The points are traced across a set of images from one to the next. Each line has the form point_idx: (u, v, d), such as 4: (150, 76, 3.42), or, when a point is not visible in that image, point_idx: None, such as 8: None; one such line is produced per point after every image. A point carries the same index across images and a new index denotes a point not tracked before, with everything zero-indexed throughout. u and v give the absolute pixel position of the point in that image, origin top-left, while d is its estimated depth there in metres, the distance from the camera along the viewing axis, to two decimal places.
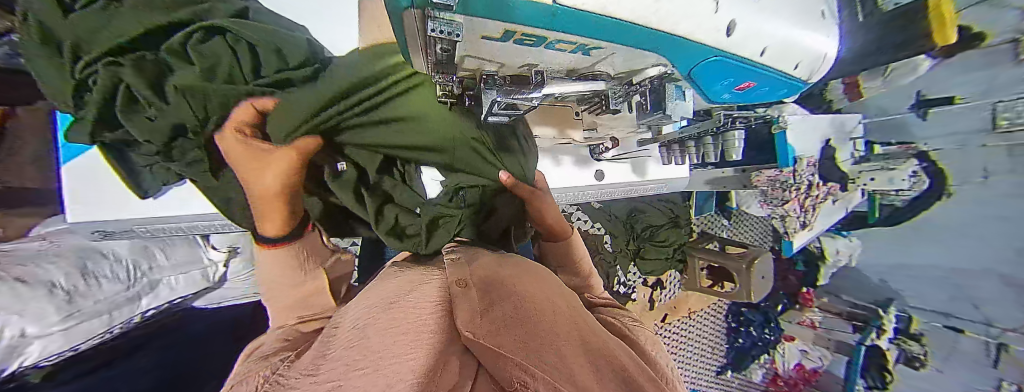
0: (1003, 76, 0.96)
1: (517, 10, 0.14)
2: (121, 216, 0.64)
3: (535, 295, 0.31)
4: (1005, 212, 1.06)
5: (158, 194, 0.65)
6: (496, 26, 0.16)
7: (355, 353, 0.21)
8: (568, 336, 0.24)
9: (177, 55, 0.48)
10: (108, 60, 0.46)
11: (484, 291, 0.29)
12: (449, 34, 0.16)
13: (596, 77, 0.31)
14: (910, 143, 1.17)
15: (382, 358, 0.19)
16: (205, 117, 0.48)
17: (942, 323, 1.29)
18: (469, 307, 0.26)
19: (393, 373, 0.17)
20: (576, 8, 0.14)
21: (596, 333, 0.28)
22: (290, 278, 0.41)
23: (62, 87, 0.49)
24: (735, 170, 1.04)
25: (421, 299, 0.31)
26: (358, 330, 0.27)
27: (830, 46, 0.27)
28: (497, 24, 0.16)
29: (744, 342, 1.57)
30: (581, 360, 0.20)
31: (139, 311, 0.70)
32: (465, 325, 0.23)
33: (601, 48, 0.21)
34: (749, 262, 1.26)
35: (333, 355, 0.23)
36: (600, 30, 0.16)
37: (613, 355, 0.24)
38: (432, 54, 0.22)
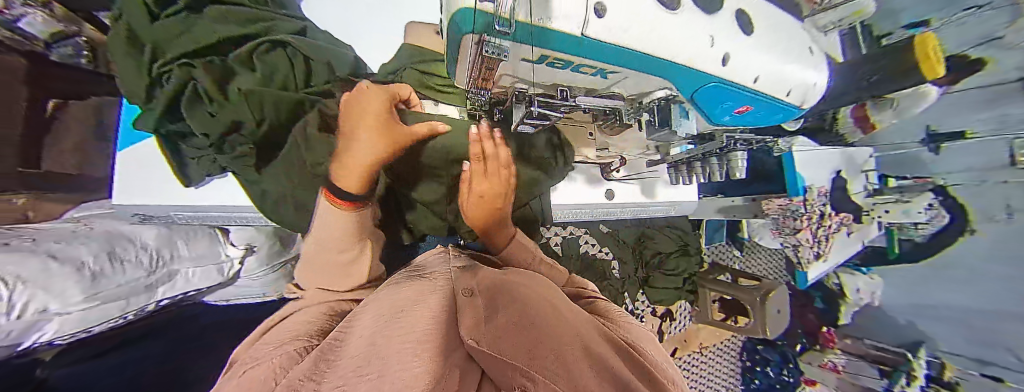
0: None
1: (553, 38, 0.19)
2: (160, 203, 0.68)
3: (538, 301, 0.32)
4: (1013, 251, 1.08)
5: (200, 184, 0.67)
6: (530, 51, 0.21)
7: (360, 362, 0.23)
8: (568, 339, 0.24)
9: (243, 62, 0.55)
10: (184, 62, 0.52)
11: (489, 299, 0.31)
12: (498, 56, 0.20)
13: (612, 96, 0.34)
14: (926, 177, 1.19)
15: (389, 362, 0.21)
16: (261, 116, 0.53)
17: (978, 370, 1.20)
18: (474, 316, 0.27)
19: (399, 378, 0.18)
20: (580, 36, 0.19)
21: (595, 337, 0.28)
22: (343, 244, 0.44)
23: (129, 82, 0.53)
24: (745, 199, 1.05)
25: (433, 305, 0.33)
26: (371, 336, 0.28)
27: (818, 75, 0.30)
28: (532, 50, 0.21)
29: (760, 384, 1.43)
30: (581, 360, 0.21)
31: (153, 299, 0.68)
32: (469, 334, 0.24)
33: (617, 72, 0.24)
34: (763, 295, 1.21)
35: (343, 360, 0.25)
36: (606, 55, 0.21)
37: (612, 359, 0.24)
38: (474, 72, 0.25)
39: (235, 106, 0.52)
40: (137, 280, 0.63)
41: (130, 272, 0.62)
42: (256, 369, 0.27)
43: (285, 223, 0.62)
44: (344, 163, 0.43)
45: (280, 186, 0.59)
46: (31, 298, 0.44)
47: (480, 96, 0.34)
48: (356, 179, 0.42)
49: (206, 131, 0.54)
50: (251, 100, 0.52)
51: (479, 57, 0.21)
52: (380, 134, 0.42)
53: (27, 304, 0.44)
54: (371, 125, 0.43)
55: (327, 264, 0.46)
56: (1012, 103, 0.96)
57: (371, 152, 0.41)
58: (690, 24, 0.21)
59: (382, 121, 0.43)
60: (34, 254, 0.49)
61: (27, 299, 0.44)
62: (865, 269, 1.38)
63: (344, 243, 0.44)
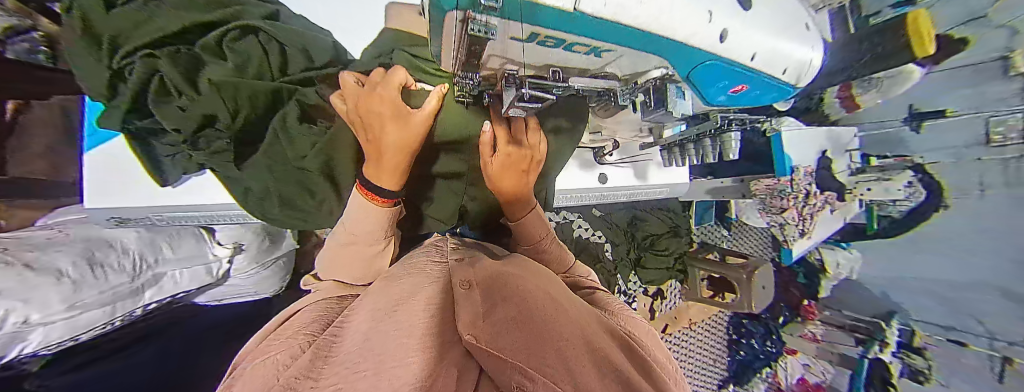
0: (993, 90, 1.03)
1: (538, 15, 0.16)
2: (141, 204, 0.65)
3: (537, 294, 0.32)
4: (984, 223, 1.13)
5: (177, 183, 0.65)
6: (522, 28, 0.18)
7: (356, 358, 0.23)
8: (567, 333, 0.25)
9: (210, 50, 0.51)
10: (147, 52, 0.47)
11: (487, 292, 0.31)
12: (484, 34, 0.17)
13: (606, 77, 0.33)
14: (906, 155, 1.21)
15: (385, 360, 0.21)
16: (236, 108, 0.49)
17: (944, 335, 1.29)
18: (472, 311, 0.27)
19: (397, 377, 0.18)
20: (585, 11, 0.15)
21: (594, 331, 0.28)
22: (371, 240, 0.45)
23: (94, 80, 0.49)
24: (735, 180, 1.11)
25: (431, 300, 0.33)
26: (365, 332, 0.28)
27: (816, 52, 0.30)
28: (523, 26, 0.18)
29: (746, 355, 1.55)
30: (581, 356, 0.21)
31: (140, 303, 0.68)
32: (467, 330, 0.24)
33: (612, 50, 0.23)
34: (750, 272, 1.26)
35: (337, 358, 0.25)
36: (612, 34, 0.18)
37: (612, 355, 0.24)
38: (459, 54, 0.23)
39: (207, 99, 0.48)
40: (121, 286, 0.62)
41: (112, 278, 0.60)
42: (249, 372, 0.27)
43: (270, 219, 0.61)
44: (375, 161, 0.41)
45: (265, 182, 0.57)
46: (9, 311, 0.43)
47: (468, 80, 0.32)
48: (390, 172, 0.41)
49: (178, 127, 0.50)
50: (224, 92, 0.47)
51: (465, 35, 0.19)
52: (405, 125, 0.40)
53: (6, 317, 0.43)
54: (391, 116, 0.39)
55: (353, 257, 0.46)
56: (990, 82, 1.03)
57: (402, 142, 0.40)
58: None
59: (403, 111, 0.39)
60: (7, 264, 0.47)
61: (6, 313, 0.43)
62: (845, 244, 1.46)
63: (374, 238, 0.45)
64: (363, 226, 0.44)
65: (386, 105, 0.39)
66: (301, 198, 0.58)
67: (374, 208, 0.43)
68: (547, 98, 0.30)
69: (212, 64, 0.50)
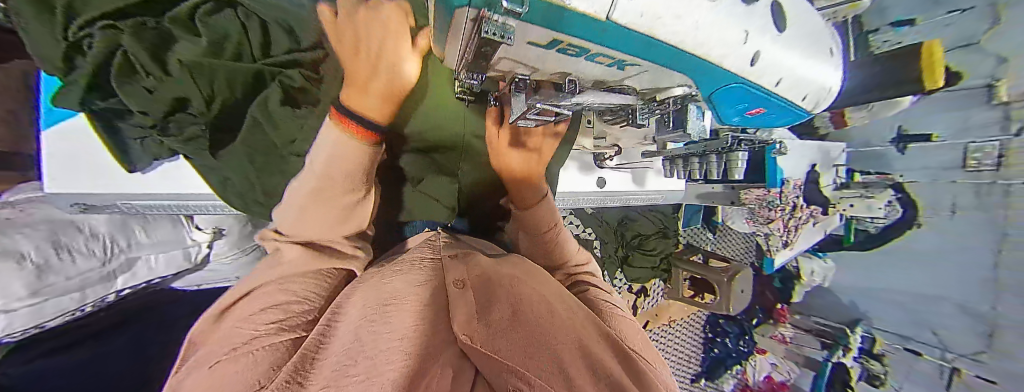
0: (977, 115, 1.07)
1: (569, 24, 0.14)
2: (104, 192, 0.56)
3: (531, 294, 0.32)
4: (959, 241, 1.18)
5: (148, 168, 0.56)
6: (545, 34, 0.16)
7: (347, 357, 0.22)
8: (561, 340, 0.25)
9: (181, 24, 0.43)
10: (108, 23, 0.41)
11: (482, 291, 0.30)
12: (500, 37, 0.15)
13: (622, 90, 0.31)
14: (889, 173, 1.24)
15: (378, 363, 0.20)
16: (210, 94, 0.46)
17: (902, 344, 1.37)
18: (468, 309, 0.27)
19: (391, 385, 0.17)
20: (625, 26, 0.13)
21: (586, 334, 0.29)
22: (349, 185, 0.38)
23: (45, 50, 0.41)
24: (724, 187, 1.07)
25: (423, 297, 0.32)
26: (354, 331, 0.26)
27: (836, 80, 0.29)
28: (547, 33, 0.16)
29: (719, 352, 1.60)
30: (574, 367, 0.21)
31: (114, 289, 0.66)
32: (463, 330, 0.23)
33: (636, 64, 0.21)
34: (730, 275, 1.29)
35: (325, 358, 0.24)
36: (643, 49, 0.17)
37: (603, 361, 0.24)
38: (469, 54, 0.21)
39: (178, 82, 0.45)
40: (90, 272, 0.61)
41: (80, 264, 0.59)
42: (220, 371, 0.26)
43: (251, 211, 0.58)
44: (356, 78, 0.34)
45: (244, 173, 0.54)
46: None
47: (474, 79, 0.30)
48: (380, 98, 0.34)
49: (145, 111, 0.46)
50: (197, 75, 0.45)
51: (477, 37, 0.16)
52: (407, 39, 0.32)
53: None
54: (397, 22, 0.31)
55: (317, 216, 0.39)
56: (977, 108, 1.07)
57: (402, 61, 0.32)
58: (738, 9, 0.17)
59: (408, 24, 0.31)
60: None
61: None
62: (822, 253, 1.50)
63: (351, 185, 0.38)
64: (342, 168, 0.36)
65: (391, 34, 0.30)
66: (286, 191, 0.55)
67: (357, 146, 0.35)
68: (552, 109, 0.29)
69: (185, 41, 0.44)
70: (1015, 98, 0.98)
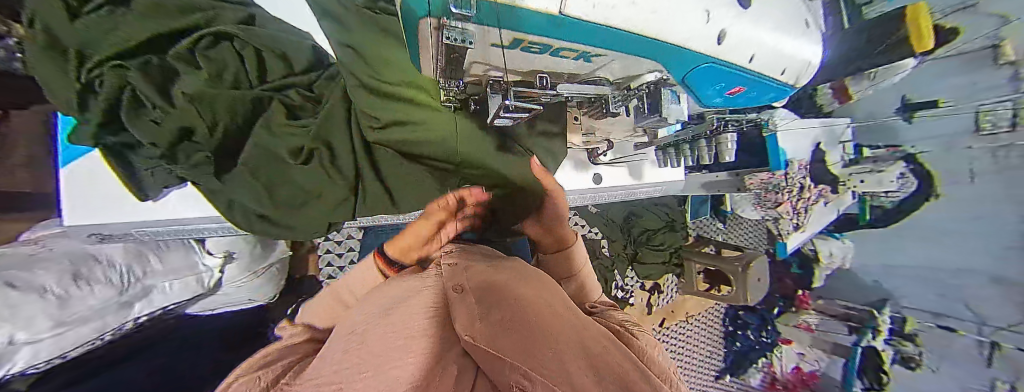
0: (983, 81, 1.03)
1: (520, 19, 0.14)
2: (121, 220, 0.59)
3: (537, 296, 0.31)
4: (978, 212, 1.15)
5: (158, 197, 0.58)
6: (504, 34, 0.17)
7: (354, 358, 0.23)
8: (572, 341, 0.24)
9: (182, 60, 0.45)
10: (116, 64, 0.42)
11: (483, 294, 0.29)
12: (461, 43, 0.16)
13: (598, 82, 0.33)
14: (897, 145, 1.22)
15: (377, 363, 0.21)
16: (213, 120, 0.42)
17: (934, 321, 1.31)
18: (468, 312, 0.26)
19: (387, 380, 0.18)
20: (571, 16, 0.14)
21: (599, 338, 0.27)
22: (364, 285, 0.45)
23: (58, 89, 0.42)
24: (729, 174, 1.05)
25: (421, 301, 0.31)
26: (358, 337, 0.27)
27: (815, 54, 0.29)
28: (504, 33, 0.16)
29: (741, 346, 1.54)
30: (581, 362, 0.20)
31: (130, 317, 0.62)
32: (464, 331, 0.23)
33: (601, 55, 0.22)
34: (744, 265, 1.27)
35: (332, 361, 0.25)
36: (602, 38, 0.17)
37: (621, 360, 0.22)
38: (439, 61, 0.22)
39: (180, 111, 0.41)
40: (109, 300, 0.56)
41: (98, 293, 0.54)
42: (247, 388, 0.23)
43: (262, 234, 0.55)
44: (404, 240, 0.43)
45: (256, 197, 0.48)
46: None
47: (454, 86, 0.31)
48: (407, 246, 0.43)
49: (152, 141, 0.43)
50: (200, 104, 0.41)
51: (441, 43, 0.17)
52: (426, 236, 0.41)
53: None
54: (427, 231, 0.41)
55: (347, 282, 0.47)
56: (983, 70, 1.03)
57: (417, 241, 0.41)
58: None
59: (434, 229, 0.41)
60: None
61: None
62: (839, 236, 1.47)
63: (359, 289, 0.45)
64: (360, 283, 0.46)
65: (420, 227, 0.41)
66: (307, 212, 0.51)
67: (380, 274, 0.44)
68: (535, 98, 0.29)
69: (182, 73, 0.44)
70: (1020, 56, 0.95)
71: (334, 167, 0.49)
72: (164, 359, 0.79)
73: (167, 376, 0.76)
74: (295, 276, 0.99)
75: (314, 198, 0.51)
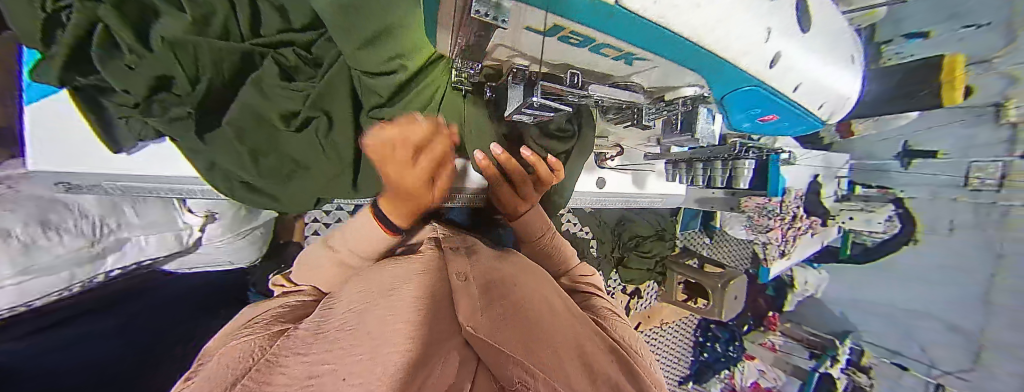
0: (984, 136, 1.05)
1: (575, 5, 0.12)
2: (87, 169, 0.51)
3: (533, 295, 0.31)
4: (951, 262, 1.19)
5: (132, 151, 0.52)
6: (544, 18, 0.15)
7: (350, 340, 0.21)
8: (566, 344, 0.25)
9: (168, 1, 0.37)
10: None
11: (484, 288, 0.29)
12: (493, 20, 0.14)
13: (630, 87, 0.32)
14: (890, 187, 1.22)
15: (377, 343, 0.20)
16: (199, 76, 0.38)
17: (890, 358, 1.38)
18: (470, 302, 0.25)
19: (385, 364, 0.18)
20: (640, 15, 0.12)
21: (588, 336, 0.29)
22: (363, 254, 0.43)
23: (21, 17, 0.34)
24: (725, 193, 1.04)
25: (423, 286, 0.30)
26: (352, 316, 0.25)
27: (852, 89, 0.31)
28: (544, 16, 0.14)
29: (708, 356, 1.56)
30: (580, 371, 0.21)
31: (99, 270, 0.59)
32: (465, 320, 0.23)
33: (645, 59, 0.21)
34: (726, 282, 1.29)
35: (325, 336, 0.23)
36: (652, 40, 0.16)
37: (605, 365, 0.24)
38: (461, 35, 0.20)
39: (164, 59, 0.36)
40: (81, 252, 0.53)
41: (68, 243, 0.50)
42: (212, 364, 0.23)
43: (241, 199, 0.50)
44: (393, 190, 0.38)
45: (239, 160, 0.44)
46: None
47: (470, 68, 0.29)
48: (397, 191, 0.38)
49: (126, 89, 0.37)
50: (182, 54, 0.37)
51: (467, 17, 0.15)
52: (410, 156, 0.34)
53: None
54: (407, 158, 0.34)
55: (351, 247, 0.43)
56: (984, 127, 1.05)
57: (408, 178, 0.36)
58: (756, 6, 0.17)
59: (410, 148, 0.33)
60: None
61: None
62: (817, 264, 1.51)
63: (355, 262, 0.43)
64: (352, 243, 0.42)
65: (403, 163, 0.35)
66: (295, 185, 0.48)
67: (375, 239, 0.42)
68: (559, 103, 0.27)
69: (167, 16, 0.36)
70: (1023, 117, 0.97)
71: (330, 135, 0.46)
72: (141, 305, 0.79)
73: (141, 323, 0.76)
74: (280, 240, 0.96)
75: (312, 169, 0.48)
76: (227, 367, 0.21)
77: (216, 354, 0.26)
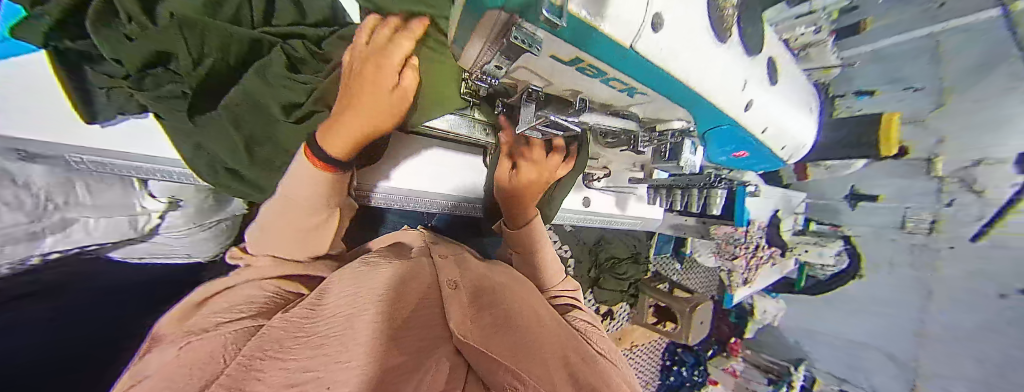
0: (920, 186, 1.18)
1: (601, 45, 0.15)
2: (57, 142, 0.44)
3: (520, 303, 0.33)
4: (893, 296, 1.30)
5: (105, 123, 0.47)
6: (571, 50, 0.17)
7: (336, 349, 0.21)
8: (550, 349, 0.27)
9: None
10: None
11: (474, 297, 0.30)
12: (527, 44, 0.16)
13: (627, 116, 0.34)
14: (839, 225, 1.38)
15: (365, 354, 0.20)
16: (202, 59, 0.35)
17: (837, 385, 1.51)
18: (461, 312, 0.26)
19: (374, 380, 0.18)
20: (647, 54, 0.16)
21: (569, 341, 0.32)
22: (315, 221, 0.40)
23: None
24: (696, 221, 1.13)
25: (411, 291, 0.31)
26: (338, 318, 0.25)
27: (808, 138, 0.37)
28: (571, 50, 0.17)
29: (675, 380, 1.60)
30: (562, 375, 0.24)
31: (35, 250, 0.52)
32: (458, 329, 0.24)
33: (646, 94, 0.24)
34: (692, 306, 1.36)
35: (308, 341, 0.22)
36: (658, 80, 0.19)
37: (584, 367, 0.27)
38: (487, 54, 0.21)
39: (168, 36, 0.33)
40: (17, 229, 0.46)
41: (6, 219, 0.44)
42: (198, 346, 0.23)
43: (223, 187, 0.48)
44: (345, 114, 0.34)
45: (231, 148, 0.42)
46: None
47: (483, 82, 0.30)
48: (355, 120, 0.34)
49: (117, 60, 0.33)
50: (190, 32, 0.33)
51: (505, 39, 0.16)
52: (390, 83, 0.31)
53: None
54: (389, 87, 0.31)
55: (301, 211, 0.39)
56: (919, 179, 1.18)
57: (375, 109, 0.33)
58: (731, 64, 0.22)
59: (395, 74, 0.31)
60: None
61: None
62: (774, 294, 1.62)
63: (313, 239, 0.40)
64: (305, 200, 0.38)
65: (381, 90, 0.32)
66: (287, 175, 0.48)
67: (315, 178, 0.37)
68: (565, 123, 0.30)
69: None
70: (946, 174, 1.12)
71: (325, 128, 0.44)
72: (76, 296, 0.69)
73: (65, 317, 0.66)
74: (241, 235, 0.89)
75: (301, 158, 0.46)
76: (179, 381, 0.19)
77: (172, 354, 0.23)
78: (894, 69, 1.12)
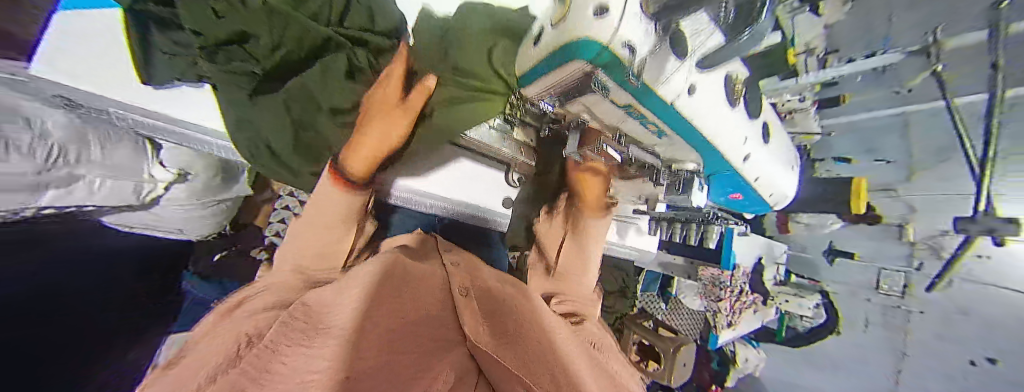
0: (889, 248, 1.25)
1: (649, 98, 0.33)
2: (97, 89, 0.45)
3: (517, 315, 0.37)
4: (869, 356, 1.33)
5: (160, 86, 0.49)
6: (627, 100, 0.34)
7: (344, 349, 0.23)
8: (546, 355, 0.32)
9: None
10: None
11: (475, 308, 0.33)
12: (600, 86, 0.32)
13: (652, 153, 0.49)
14: (818, 280, 1.43)
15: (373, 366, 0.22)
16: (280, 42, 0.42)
17: None
18: (469, 321, 0.30)
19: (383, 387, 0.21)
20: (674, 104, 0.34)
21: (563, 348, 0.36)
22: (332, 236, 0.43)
23: None
24: (685, 260, 1.15)
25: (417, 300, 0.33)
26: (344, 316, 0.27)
27: (781, 184, 0.56)
28: (628, 99, 0.33)
29: None
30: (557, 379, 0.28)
31: (29, 203, 0.45)
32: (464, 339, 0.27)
33: (668, 136, 0.42)
34: (676, 346, 1.33)
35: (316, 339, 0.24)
36: (675, 119, 0.37)
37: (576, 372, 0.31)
38: (562, 89, 0.36)
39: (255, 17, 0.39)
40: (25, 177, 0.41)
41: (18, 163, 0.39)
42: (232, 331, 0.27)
43: (255, 165, 0.48)
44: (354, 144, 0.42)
45: (278, 126, 0.45)
46: None
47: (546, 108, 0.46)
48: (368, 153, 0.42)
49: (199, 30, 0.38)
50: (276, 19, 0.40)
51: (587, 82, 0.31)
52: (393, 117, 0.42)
53: None
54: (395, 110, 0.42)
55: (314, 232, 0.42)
56: (889, 242, 1.25)
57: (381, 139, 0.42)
58: (718, 119, 0.41)
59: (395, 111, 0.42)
60: None
61: None
62: (755, 343, 1.63)
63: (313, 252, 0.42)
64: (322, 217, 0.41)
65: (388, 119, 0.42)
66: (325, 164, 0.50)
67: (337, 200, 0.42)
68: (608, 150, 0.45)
69: None
70: (918, 240, 1.19)
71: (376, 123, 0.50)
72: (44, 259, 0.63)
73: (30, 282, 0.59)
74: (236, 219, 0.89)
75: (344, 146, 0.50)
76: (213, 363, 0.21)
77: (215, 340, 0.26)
78: (870, 140, 1.19)
